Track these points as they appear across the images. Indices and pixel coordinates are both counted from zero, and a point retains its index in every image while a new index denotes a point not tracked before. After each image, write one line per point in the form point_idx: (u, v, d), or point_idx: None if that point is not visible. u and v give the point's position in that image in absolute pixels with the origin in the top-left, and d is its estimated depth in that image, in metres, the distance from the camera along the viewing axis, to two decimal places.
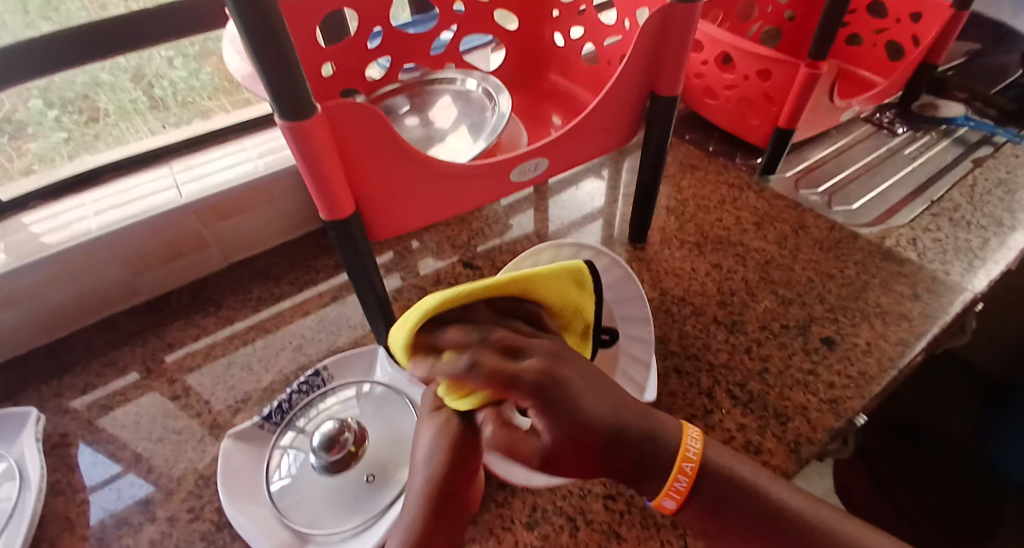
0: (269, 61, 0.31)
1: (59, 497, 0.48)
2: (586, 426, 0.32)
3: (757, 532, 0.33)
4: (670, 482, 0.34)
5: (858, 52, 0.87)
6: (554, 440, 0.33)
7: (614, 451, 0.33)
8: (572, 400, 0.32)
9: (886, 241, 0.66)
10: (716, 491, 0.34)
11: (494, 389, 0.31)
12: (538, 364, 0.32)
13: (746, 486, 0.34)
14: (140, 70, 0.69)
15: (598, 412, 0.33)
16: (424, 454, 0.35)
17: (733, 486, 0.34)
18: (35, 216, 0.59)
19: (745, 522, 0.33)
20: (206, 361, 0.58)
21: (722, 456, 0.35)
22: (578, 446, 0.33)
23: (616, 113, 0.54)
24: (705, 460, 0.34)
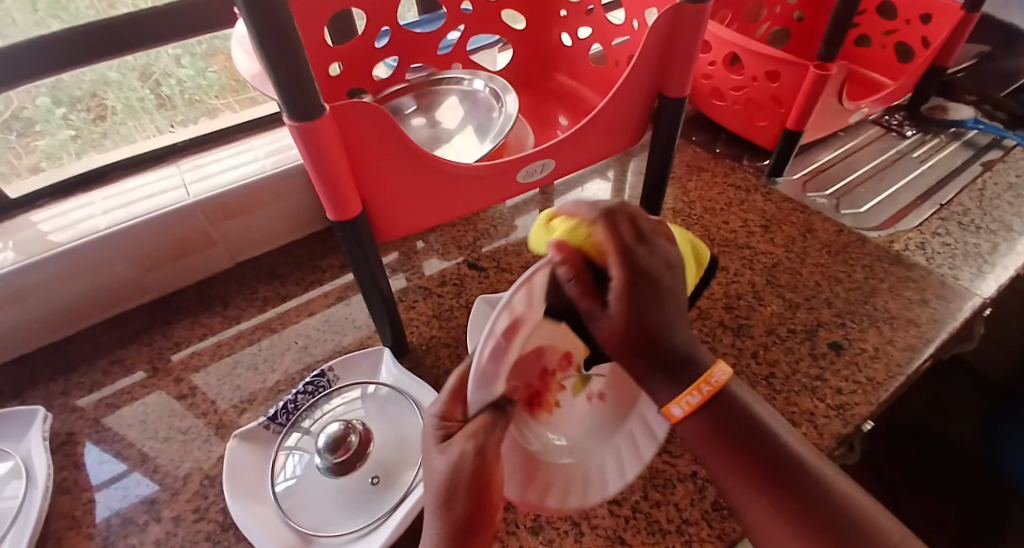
0: (278, 62, 0.31)
1: (65, 495, 0.48)
2: (656, 318, 0.37)
3: (766, 465, 0.33)
4: (685, 393, 0.35)
5: (867, 54, 0.86)
6: (622, 320, 0.36)
7: (654, 361, 0.36)
8: (657, 296, 0.37)
9: (894, 245, 0.65)
10: (723, 413, 0.35)
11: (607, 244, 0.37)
12: (645, 250, 0.38)
13: (760, 423, 0.35)
14: (147, 68, 0.66)
15: (666, 318, 0.37)
16: (435, 473, 0.33)
17: (747, 421, 0.35)
18: (44, 215, 0.59)
19: (753, 452, 0.34)
20: (212, 360, 0.58)
21: (746, 395, 0.36)
22: (635, 333, 0.36)
23: (625, 114, 0.54)
24: (727, 391, 0.36)
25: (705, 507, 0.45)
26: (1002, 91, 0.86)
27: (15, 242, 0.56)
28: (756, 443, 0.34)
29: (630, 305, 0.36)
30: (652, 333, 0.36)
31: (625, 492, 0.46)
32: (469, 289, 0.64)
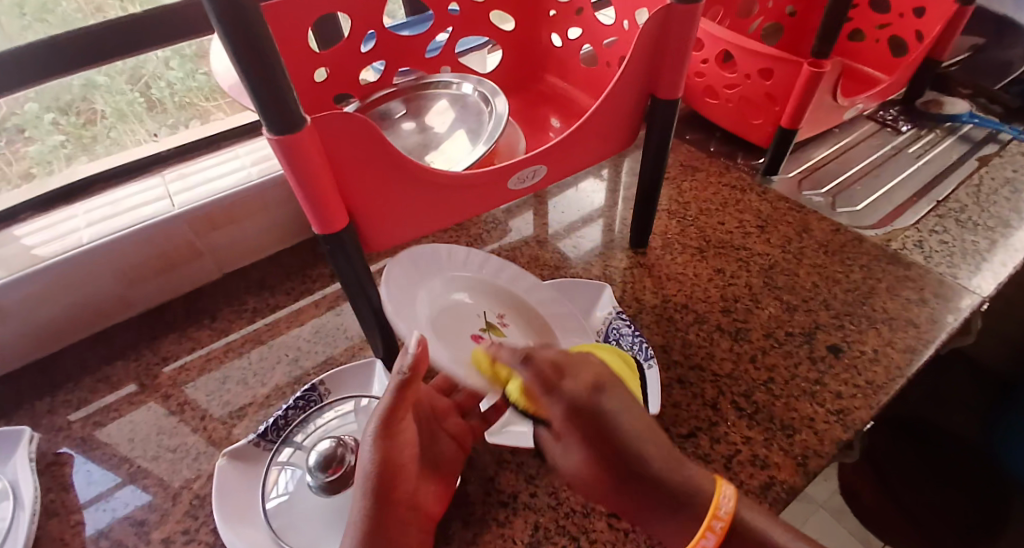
0: (255, 77, 0.30)
1: (53, 517, 0.47)
2: (620, 447, 0.36)
3: None
4: (699, 533, 0.34)
5: (860, 49, 0.85)
6: (580, 448, 0.37)
7: (647, 485, 0.36)
8: (639, 452, 0.36)
9: (891, 244, 0.64)
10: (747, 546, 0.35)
11: (536, 384, 0.39)
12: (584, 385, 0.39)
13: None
14: (139, 70, 0.63)
15: (647, 464, 0.36)
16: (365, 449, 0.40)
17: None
18: (27, 228, 0.58)
19: None
20: (201, 374, 0.57)
21: (753, 517, 0.36)
22: (596, 462, 0.37)
23: (617, 117, 0.53)
24: (735, 520, 0.35)
25: None
26: (996, 84, 0.85)
27: None
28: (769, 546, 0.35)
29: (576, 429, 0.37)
30: (619, 454, 0.36)
31: None
32: None
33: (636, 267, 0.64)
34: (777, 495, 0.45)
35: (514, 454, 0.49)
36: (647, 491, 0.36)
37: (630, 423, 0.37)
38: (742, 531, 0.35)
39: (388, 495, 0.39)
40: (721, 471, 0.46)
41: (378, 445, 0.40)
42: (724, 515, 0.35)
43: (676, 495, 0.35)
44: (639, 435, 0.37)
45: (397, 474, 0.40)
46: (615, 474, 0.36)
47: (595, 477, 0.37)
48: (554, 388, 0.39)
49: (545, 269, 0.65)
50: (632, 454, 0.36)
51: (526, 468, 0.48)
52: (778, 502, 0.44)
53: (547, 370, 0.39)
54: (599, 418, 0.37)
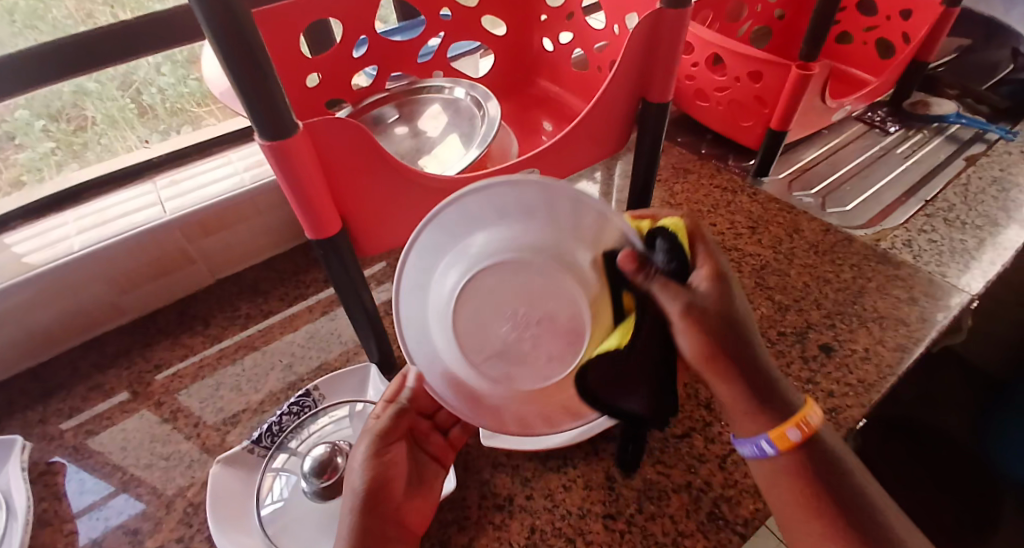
0: (246, 81, 0.30)
1: (45, 527, 0.47)
2: (741, 328, 0.37)
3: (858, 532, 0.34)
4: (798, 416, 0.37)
5: (849, 52, 0.86)
6: (715, 302, 0.36)
7: (753, 367, 0.37)
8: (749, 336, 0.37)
9: (881, 244, 0.65)
10: (815, 460, 0.36)
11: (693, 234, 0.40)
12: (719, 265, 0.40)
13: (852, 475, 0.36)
14: (129, 77, 0.63)
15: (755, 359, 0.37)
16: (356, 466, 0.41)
17: (834, 462, 0.37)
18: (17, 236, 0.58)
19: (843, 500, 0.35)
20: (195, 381, 0.57)
21: (830, 437, 0.38)
22: (723, 320, 0.36)
23: (608, 121, 0.53)
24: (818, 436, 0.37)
25: (701, 519, 0.44)
26: (983, 85, 0.86)
27: None
28: (830, 480, 0.36)
29: (721, 288, 0.37)
30: (733, 325, 0.36)
31: (618, 505, 0.45)
32: None
33: None
34: None
35: (509, 457, 0.49)
36: (750, 372, 0.37)
37: (750, 323, 0.38)
38: (821, 449, 0.37)
39: (376, 503, 0.39)
40: (715, 470, 0.47)
41: (368, 462, 0.41)
42: (808, 423, 0.37)
43: (771, 391, 0.37)
44: (754, 330, 0.38)
45: (386, 489, 0.40)
46: (734, 346, 0.36)
47: (717, 333, 0.36)
48: (714, 253, 0.38)
49: None
50: (745, 343, 0.37)
51: (520, 471, 0.48)
52: None
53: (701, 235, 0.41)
54: (735, 304, 0.37)
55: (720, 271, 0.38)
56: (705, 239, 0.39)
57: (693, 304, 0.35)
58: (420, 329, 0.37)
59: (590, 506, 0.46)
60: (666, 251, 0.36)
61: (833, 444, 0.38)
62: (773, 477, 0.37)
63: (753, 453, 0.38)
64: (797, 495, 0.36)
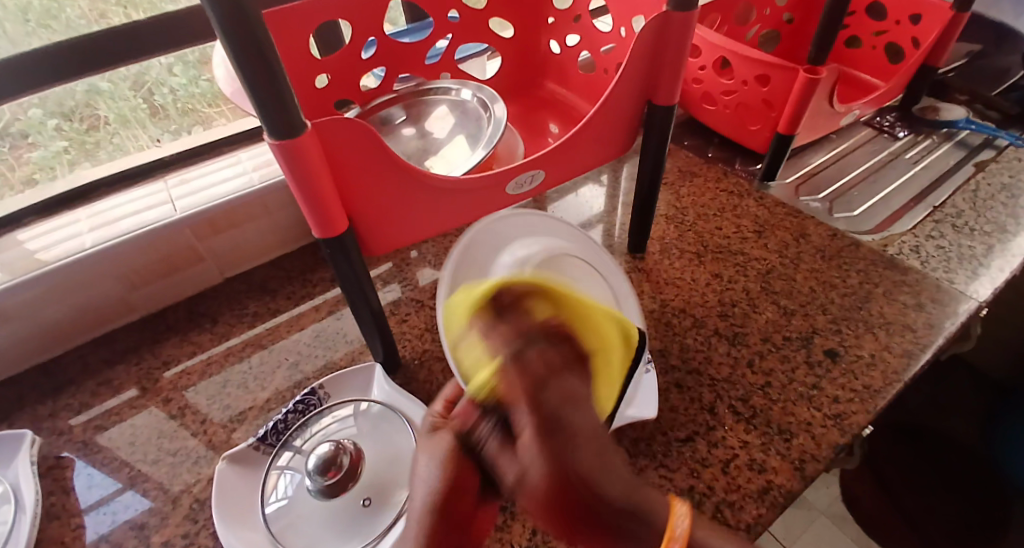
0: (256, 82, 0.31)
1: (54, 520, 0.48)
2: (580, 479, 0.24)
3: None
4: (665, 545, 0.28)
5: (857, 56, 0.86)
6: (545, 469, 0.23)
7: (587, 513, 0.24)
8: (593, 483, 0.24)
9: (888, 249, 0.65)
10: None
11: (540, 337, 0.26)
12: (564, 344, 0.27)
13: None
14: (141, 77, 0.64)
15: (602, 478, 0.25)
16: (431, 471, 0.32)
17: None
18: (29, 233, 0.58)
19: None
20: (202, 378, 0.57)
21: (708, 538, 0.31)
22: (566, 495, 0.23)
23: (615, 122, 0.53)
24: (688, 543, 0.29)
25: None
26: (993, 91, 0.86)
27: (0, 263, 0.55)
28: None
29: (545, 451, 0.23)
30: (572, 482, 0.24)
31: None
32: None
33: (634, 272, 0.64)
34: (774, 499, 0.45)
35: None
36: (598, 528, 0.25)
37: (593, 454, 0.24)
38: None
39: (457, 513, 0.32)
40: (719, 474, 0.47)
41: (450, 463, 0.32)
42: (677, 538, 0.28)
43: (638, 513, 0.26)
44: (604, 472, 0.25)
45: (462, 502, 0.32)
46: (579, 518, 0.24)
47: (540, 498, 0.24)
48: (532, 371, 0.24)
49: None
50: (598, 493, 0.25)
51: None
52: (775, 505, 0.44)
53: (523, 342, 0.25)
54: (580, 464, 0.24)
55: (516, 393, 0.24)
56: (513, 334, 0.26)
57: (520, 481, 0.25)
58: None
59: None
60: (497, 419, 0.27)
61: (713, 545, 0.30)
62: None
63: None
64: None
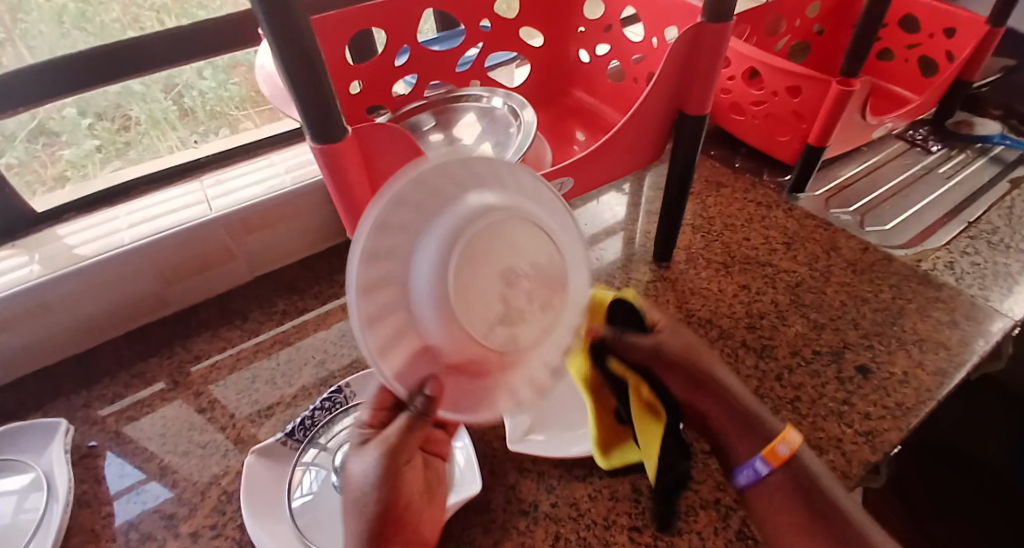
0: (302, 87, 0.31)
1: (85, 508, 0.48)
2: (702, 356, 0.42)
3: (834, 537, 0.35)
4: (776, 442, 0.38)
5: (889, 68, 0.85)
6: (678, 342, 0.42)
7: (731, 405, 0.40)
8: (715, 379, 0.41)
9: (921, 265, 0.64)
10: (795, 476, 0.38)
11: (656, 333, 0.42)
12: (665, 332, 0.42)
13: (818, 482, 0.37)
14: (172, 80, 0.65)
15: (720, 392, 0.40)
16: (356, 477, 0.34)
17: (816, 483, 0.37)
18: (70, 228, 0.60)
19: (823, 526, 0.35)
20: (231, 373, 0.58)
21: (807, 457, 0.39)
22: (689, 362, 0.41)
23: (645, 132, 0.53)
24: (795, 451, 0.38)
25: (730, 536, 0.44)
26: None
27: (42, 255, 0.57)
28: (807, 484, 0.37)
29: (682, 337, 0.42)
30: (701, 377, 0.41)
31: (645, 518, 0.45)
32: None
33: (659, 281, 0.64)
34: None
35: (535, 463, 0.49)
36: (728, 414, 0.40)
37: (712, 355, 0.43)
38: (800, 469, 0.38)
39: (393, 524, 0.34)
40: None
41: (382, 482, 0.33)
42: (787, 444, 0.38)
43: (754, 416, 0.40)
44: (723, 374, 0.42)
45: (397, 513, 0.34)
46: (701, 383, 0.41)
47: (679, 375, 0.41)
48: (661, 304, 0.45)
49: None
50: (718, 380, 0.41)
51: (547, 477, 0.48)
52: None
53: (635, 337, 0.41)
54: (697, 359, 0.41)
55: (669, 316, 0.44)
56: (653, 297, 0.45)
57: (661, 347, 0.41)
58: (404, 327, 0.31)
59: (616, 517, 0.45)
60: (627, 322, 0.42)
61: (814, 463, 0.39)
62: (765, 499, 0.38)
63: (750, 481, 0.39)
64: (786, 519, 0.37)
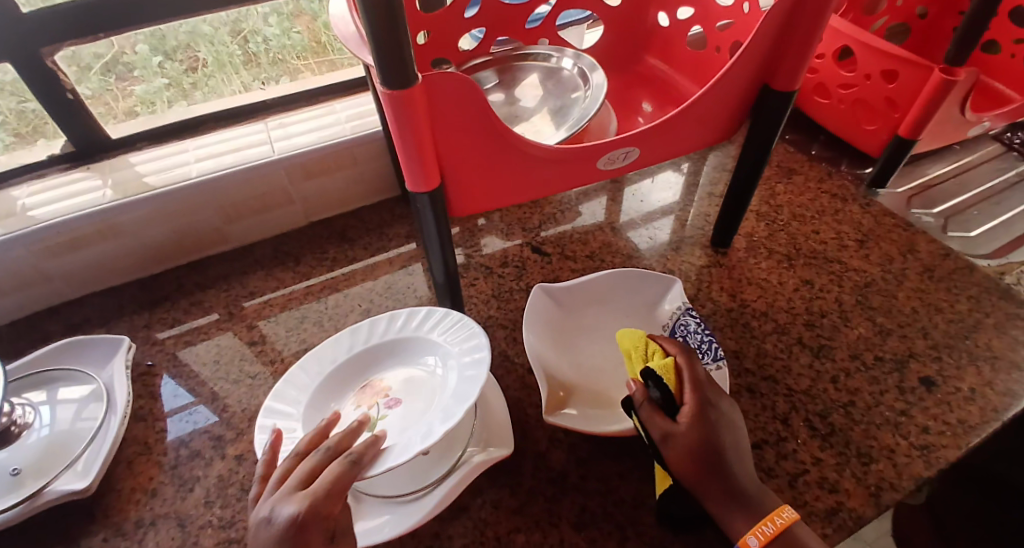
0: (378, 33, 0.30)
1: (140, 422, 0.51)
2: (717, 453, 0.35)
3: None
4: (758, 525, 0.34)
5: (994, 62, 0.77)
6: (692, 437, 0.35)
7: (722, 478, 0.35)
8: (723, 460, 0.35)
9: (1005, 277, 0.59)
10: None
11: (687, 415, 0.36)
12: (689, 416, 0.36)
13: None
14: (238, 25, 0.64)
15: (721, 471, 0.35)
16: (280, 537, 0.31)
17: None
18: (142, 157, 0.63)
19: None
20: (282, 311, 0.60)
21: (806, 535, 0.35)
22: (701, 458, 0.35)
23: (722, 106, 0.50)
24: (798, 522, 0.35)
25: None
26: None
27: (114, 180, 0.59)
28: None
29: (702, 429, 0.36)
30: (711, 455, 0.35)
31: None
32: (531, 273, 0.63)
33: (714, 266, 0.62)
34: (842, 521, 0.42)
35: (567, 434, 0.49)
36: (721, 493, 0.35)
37: (732, 442, 0.36)
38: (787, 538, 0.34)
39: None
40: (784, 488, 0.44)
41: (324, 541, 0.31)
42: (776, 524, 0.34)
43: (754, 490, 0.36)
44: (735, 457, 0.36)
45: None
46: (706, 474, 0.35)
47: (682, 449, 0.35)
48: (701, 385, 0.38)
49: (617, 256, 0.65)
50: (728, 472, 0.35)
51: (577, 449, 0.48)
52: (843, 529, 0.42)
53: (655, 418, 0.37)
54: (715, 442, 0.35)
55: (703, 399, 0.37)
56: (698, 379, 0.38)
57: (667, 436, 0.36)
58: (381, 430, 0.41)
59: (647, 496, 0.45)
60: (655, 391, 0.39)
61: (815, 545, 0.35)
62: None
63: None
64: None
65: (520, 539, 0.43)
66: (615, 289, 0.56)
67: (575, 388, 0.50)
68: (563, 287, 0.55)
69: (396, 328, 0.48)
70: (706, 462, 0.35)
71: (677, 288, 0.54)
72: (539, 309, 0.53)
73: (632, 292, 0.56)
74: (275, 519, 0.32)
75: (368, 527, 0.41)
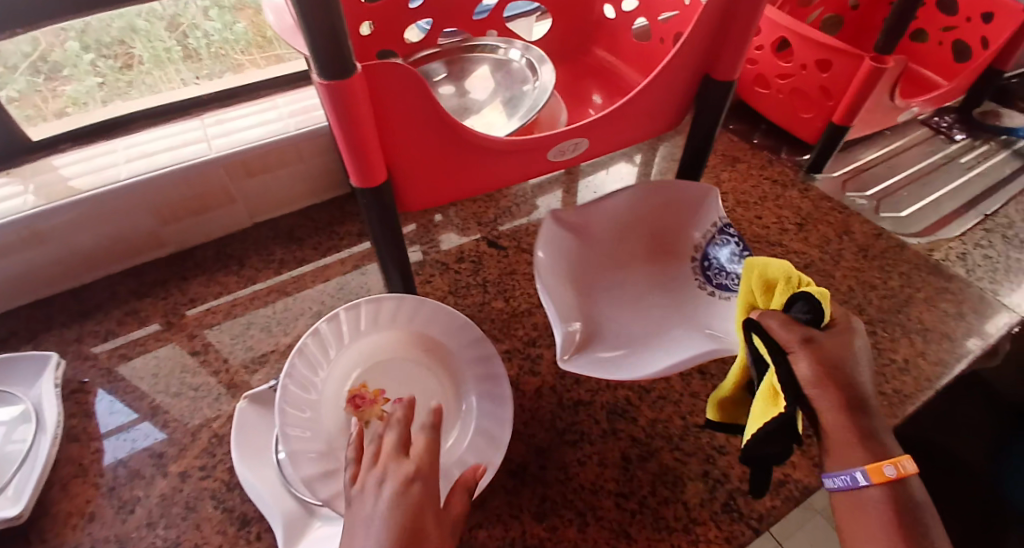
0: (310, 18, 0.29)
1: (74, 442, 0.48)
2: (849, 362, 0.34)
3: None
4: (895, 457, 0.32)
5: (922, 51, 0.82)
6: (833, 344, 0.34)
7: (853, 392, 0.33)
8: (852, 372, 0.33)
9: (934, 254, 0.62)
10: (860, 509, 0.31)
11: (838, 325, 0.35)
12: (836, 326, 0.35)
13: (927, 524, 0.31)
14: (176, 18, 0.63)
15: (852, 382, 0.33)
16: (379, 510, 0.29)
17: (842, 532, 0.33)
18: (64, 159, 0.58)
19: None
20: (226, 318, 0.57)
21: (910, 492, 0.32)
22: (834, 362, 0.33)
23: (668, 94, 0.50)
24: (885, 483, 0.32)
25: (715, 509, 0.44)
26: None
27: (36, 185, 0.55)
28: (918, 528, 0.30)
29: (842, 340, 0.35)
30: (839, 363, 0.33)
31: (632, 486, 0.45)
32: (488, 268, 0.63)
33: None
34: (789, 493, 0.45)
35: (526, 426, 0.49)
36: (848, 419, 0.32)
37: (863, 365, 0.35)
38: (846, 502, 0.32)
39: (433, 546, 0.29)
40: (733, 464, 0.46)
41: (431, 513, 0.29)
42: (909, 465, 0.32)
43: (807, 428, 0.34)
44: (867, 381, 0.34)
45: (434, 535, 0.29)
46: (835, 382, 0.33)
47: (820, 351, 0.33)
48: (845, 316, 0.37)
49: None
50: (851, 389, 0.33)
51: (535, 440, 0.48)
52: (789, 500, 0.44)
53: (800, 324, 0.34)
54: (851, 351, 0.34)
55: (850, 323, 0.36)
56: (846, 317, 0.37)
57: (814, 338, 0.33)
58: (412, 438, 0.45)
59: (604, 482, 0.45)
60: (804, 313, 0.35)
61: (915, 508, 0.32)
62: (849, 515, 0.32)
63: (844, 489, 0.32)
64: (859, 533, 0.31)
65: (482, 534, 0.43)
66: (647, 213, 0.56)
67: (600, 330, 0.49)
68: (576, 228, 0.54)
69: (391, 322, 0.48)
70: (832, 364, 0.33)
71: (718, 200, 0.54)
72: (556, 243, 0.52)
73: (668, 216, 0.57)
74: (384, 485, 0.30)
75: (327, 535, 0.41)
